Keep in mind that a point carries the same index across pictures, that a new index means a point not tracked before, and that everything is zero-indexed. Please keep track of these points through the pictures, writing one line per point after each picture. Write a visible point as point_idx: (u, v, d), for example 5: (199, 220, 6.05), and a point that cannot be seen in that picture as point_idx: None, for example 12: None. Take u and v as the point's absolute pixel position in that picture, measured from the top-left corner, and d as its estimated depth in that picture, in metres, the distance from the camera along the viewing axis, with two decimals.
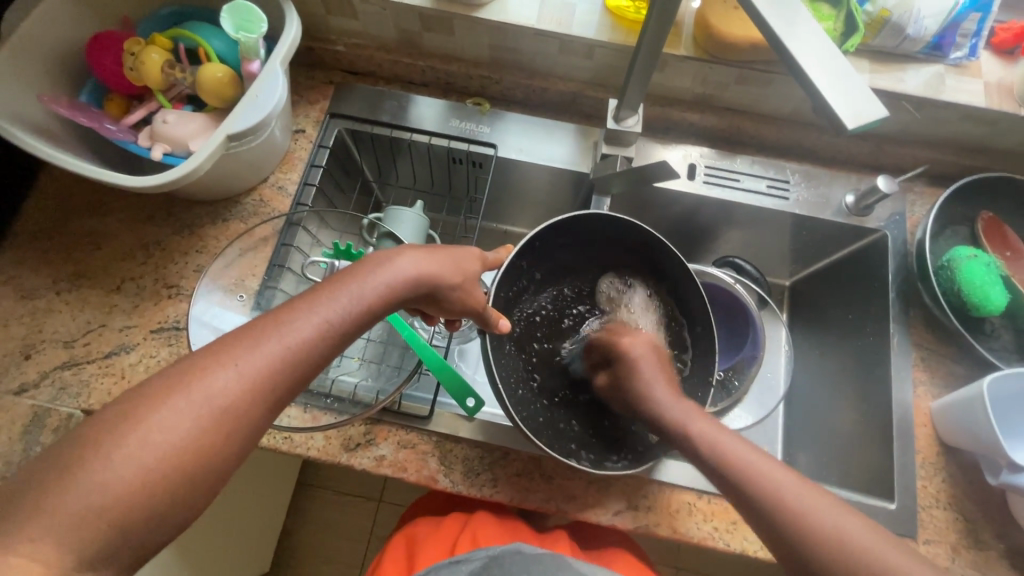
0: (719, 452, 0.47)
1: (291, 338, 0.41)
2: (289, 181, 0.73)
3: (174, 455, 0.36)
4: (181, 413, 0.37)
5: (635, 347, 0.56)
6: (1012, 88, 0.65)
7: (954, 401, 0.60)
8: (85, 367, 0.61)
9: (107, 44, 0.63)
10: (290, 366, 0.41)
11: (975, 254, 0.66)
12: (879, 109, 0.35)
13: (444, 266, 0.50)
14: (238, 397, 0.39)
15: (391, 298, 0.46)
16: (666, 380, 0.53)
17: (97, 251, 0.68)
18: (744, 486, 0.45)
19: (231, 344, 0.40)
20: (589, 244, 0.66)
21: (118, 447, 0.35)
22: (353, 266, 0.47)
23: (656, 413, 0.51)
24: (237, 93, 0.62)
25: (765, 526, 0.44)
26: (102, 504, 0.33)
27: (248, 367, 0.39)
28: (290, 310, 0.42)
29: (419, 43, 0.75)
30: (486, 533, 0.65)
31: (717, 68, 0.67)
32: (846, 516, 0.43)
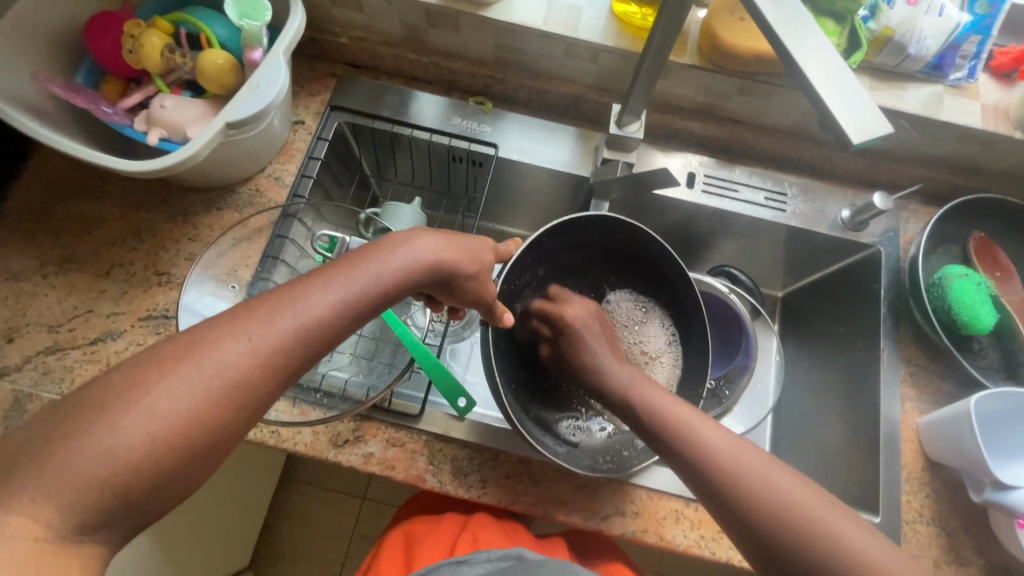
0: (657, 412, 0.50)
1: (304, 315, 0.40)
2: (286, 172, 0.72)
3: (172, 430, 0.35)
4: (191, 382, 0.36)
5: (579, 317, 0.58)
6: (1008, 111, 0.66)
7: (940, 417, 0.61)
8: (70, 352, 0.60)
9: (106, 24, 0.62)
10: (301, 343, 0.40)
11: (966, 273, 0.66)
12: (884, 125, 0.35)
13: (459, 252, 0.50)
14: (248, 372, 0.38)
15: (406, 282, 0.46)
16: (607, 347, 0.57)
17: (86, 235, 0.66)
18: (683, 447, 0.48)
19: (245, 315, 0.39)
20: (592, 244, 0.66)
21: (124, 415, 0.34)
22: (371, 246, 0.46)
23: (601, 380, 0.53)
24: (238, 81, 0.61)
25: (694, 478, 0.47)
26: (86, 489, 0.32)
27: (260, 342, 0.39)
28: (307, 285, 0.42)
29: (424, 40, 0.75)
30: (486, 533, 0.65)
31: (720, 78, 0.67)
32: (786, 474, 0.46)
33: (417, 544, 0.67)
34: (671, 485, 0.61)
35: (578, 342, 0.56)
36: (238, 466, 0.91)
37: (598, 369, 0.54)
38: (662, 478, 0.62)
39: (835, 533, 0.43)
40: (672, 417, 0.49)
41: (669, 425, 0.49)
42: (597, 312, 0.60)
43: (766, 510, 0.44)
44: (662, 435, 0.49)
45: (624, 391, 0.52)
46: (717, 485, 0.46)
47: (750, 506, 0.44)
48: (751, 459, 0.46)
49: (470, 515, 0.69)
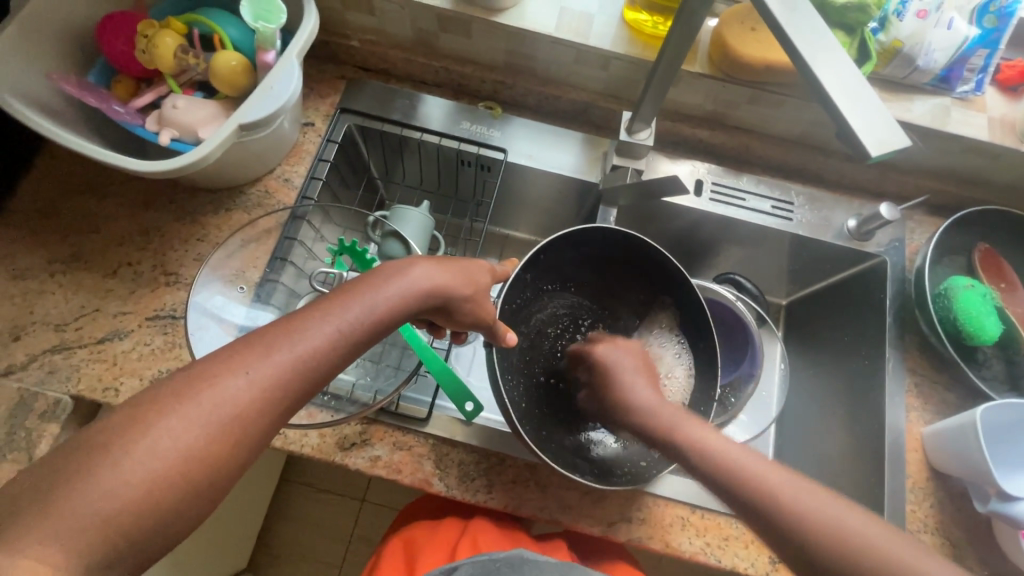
0: (709, 454, 0.48)
1: (302, 348, 0.40)
2: (296, 173, 0.72)
3: (177, 454, 0.35)
4: (189, 421, 0.36)
5: (611, 355, 0.60)
6: (1015, 124, 0.67)
7: (946, 428, 0.61)
8: (76, 352, 0.60)
9: (119, 24, 0.62)
10: (300, 374, 0.40)
11: (972, 284, 0.67)
12: (901, 138, 0.35)
13: (455, 277, 0.50)
14: (248, 406, 0.38)
15: (401, 309, 0.46)
16: (646, 382, 0.56)
17: (94, 234, 0.66)
18: (742, 493, 0.46)
19: (243, 350, 0.39)
20: (595, 257, 0.67)
21: (125, 453, 0.34)
22: (364, 277, 0.46)
23: (636, 422, 0.53)
24: (251, 83, 0.61)
25: (758, 522, 0.46)
26: (101, 498, 0.32)
27: (259, 376, 0.38)
28: (302, 318, 0.42)
29: (435, 44, 0.75)
30: (485, 536, 0.65)
31: (730, 87, 0.68)
32: (848, 510, 0.45)
33: (418, 550, 0.67)
34: (679, 492, 0.61)
35: (608, 374, 0.58)
36: None
37: (632, 405, 0.54)
38: (669, 485, 0.62)
39: (866, 536, 0.43)
40: (722, 458, 0.48)
41: (729, 470, 0.47)
42: (639, 354, 0.61)
43: (837, 553, 0.43)
44: (682, 454, 0.49)
45: (666, 431, 0.51)
46: (754, 502, 0.46)
47: (786, 521, 0.45)
48: (777, 474, 0.47)
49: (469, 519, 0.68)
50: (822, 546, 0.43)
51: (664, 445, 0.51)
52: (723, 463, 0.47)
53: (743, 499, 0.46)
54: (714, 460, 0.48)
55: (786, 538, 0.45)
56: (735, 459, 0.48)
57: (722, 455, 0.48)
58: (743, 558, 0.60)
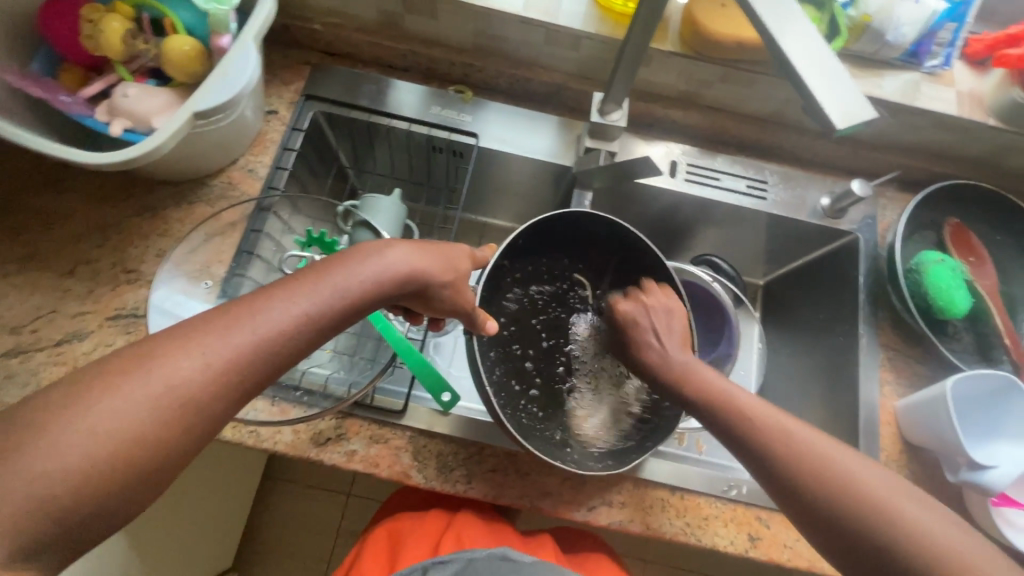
0: (725, 401, 0.50)
1: (264, 330, 0.39)
2: (260, 164, 0.70)
3: (125, 450, 0.34)
4: (140, 399, 0.34)
5: (629, 309, 0.58)
6: (982, 98, 0.67)
7: (917, 401, 0.62)
8: (34, 355, 0.58)
9: (63, 10, 0.59)
10: (259, 360, 0.39)
11: (942, 259, 0.67)
12: (867, 111, 0.35)
13: (436, 261, 0.49)
14: (203, 390, 0.36)
15: (376, 295, 0.45)
16: (674, 338, 0.55)
17: (49, 232, 0.63)
18: (738, 428, 0.48)
19: (202, 327, 0.38)
20: (572, 242, 0.67)
21: (68, 438, 0.32)
22: (336, 256, 0.45)
23: (660, 366, 0.54)
24: (206, 69, 0.59)
25: (752, 457, 0.48)
26: (45, 502, 0.31)
27: (215, 358, 0.37)
28: (266, 298, 0.40)
29: (401, 26, 0.72)
30: (470, 534, 0.64)
31: (702, 66, 0.67)
32: (853, 458, 0.46)
33: (404, 540, 0.66)
34: (659, 475, 0.62)
35: (631, 332, 0.57)
36: (217, 467, 0.89)
37: (654, 362, 0.54)
38: (651, 468, 0.62)
39: (878, 499, 0.44)
40: (736, 407, 0.49)
41: (737, 413, 0.49)
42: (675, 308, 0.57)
43: (831, 498, 0.44)
44: (745, 435, 0.48)
45: (686, 377, 0.52)
46: (729, 428, 0.49)
47: (827, 505, 0.44)
48: (822, 451, 0.46)
49: (455, 512, 0.68)
50: (814, 484, 0.45)
51: (707, 415, 0.50)
52: (794, 450, 0.46)
53: (781, 474, 0.46)
54: (758, 430, 0.47)
55: (817, 516, 0.45)
56: (788, 439, 0.47)
57: (778, 435, 0.47)
58: (723, 537, 0.60)
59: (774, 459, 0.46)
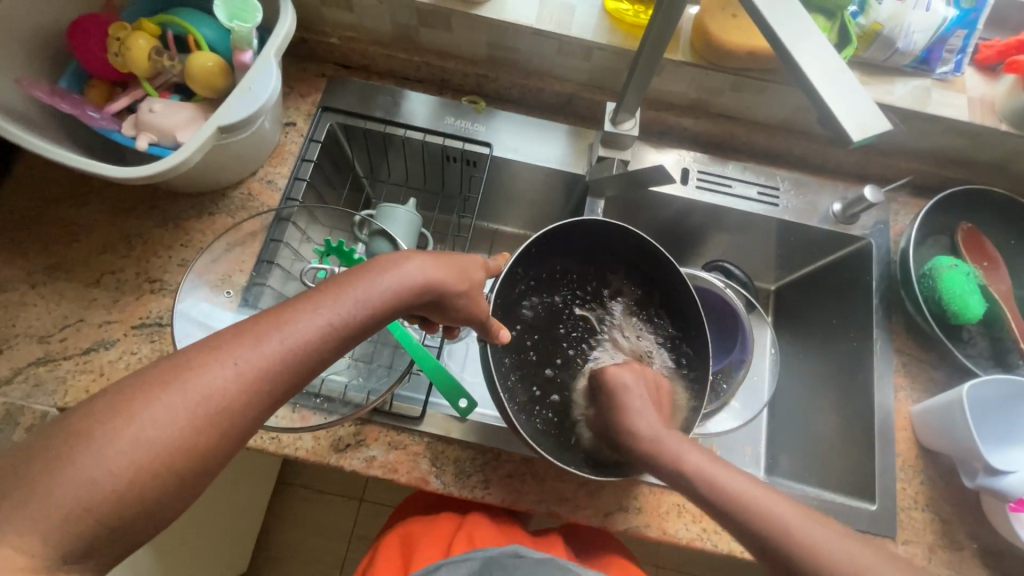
0: (679, 464, 0.48)
1: (292, 341, 0.40)
2: (279, 175, 0.71)
3: (162, 455, 0.35)
4: (176, 406, 0.35)
5: (623, 374, 0.56)
6: (993, 104, 0.68)
7: (933, 406, 0.62)
8: (62, 363, 0.59)
9: (91, 27, 0.60)
10: (288, 368, 0.40)
11: (955, 264, 0.68)
12: (883, 123, 0.35)
13: (451, 271, 0.50)
14: (235, 397, 0.37)
15: (395, 303, 0.45)
16: (651, 410, 0.53)
17: (75, 243, 0.65)
18: (696, 486, 0.47)
19: (232, 338, 0.39)
20: (588, 250, 0.68)
21: (108, 442, 0.33)
22: (355, 271, 0.45)
23: (637, 437, 0.51)
24: (228, 84, 0.60)
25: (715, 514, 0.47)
26: (86, 505, 0.32)
27: (246, 367, 0.38)
28: (293, 309, 0.41)
29: (416, 39, 0.74)
30: (481, 534, 0.65)
31: (713, 74, 0.68)
32: (816, 525, 0.44)
33: (418, 543, 0.67)
34: None
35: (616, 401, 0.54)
36: (234, 472, 0.90)
37: (632, 432, 0.51)
38: None
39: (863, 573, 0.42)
40: (690, 467, 0.48)
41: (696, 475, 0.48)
42: (654, 381, 0.57)
43: (800, 562, 0.43)
44: (708, 499, 0.47)
45: (658, 443, 0.50)
46: (684, 479, 0.48)
47: (791, 558, 0.43)
48: (781, 510, 0.45)
49: (467, 514, 0.69)
50: (778, 543, 0.44)
51: (671, 477, 0.49)
52: (744, 504, 0.45)
53: (744, 530, 0.45)
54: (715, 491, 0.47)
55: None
56: (746, 502, 0.46)
57: (723, 488, 0.47)
58: (739, 542, 0.61)
59: (735, 518, 0.46)
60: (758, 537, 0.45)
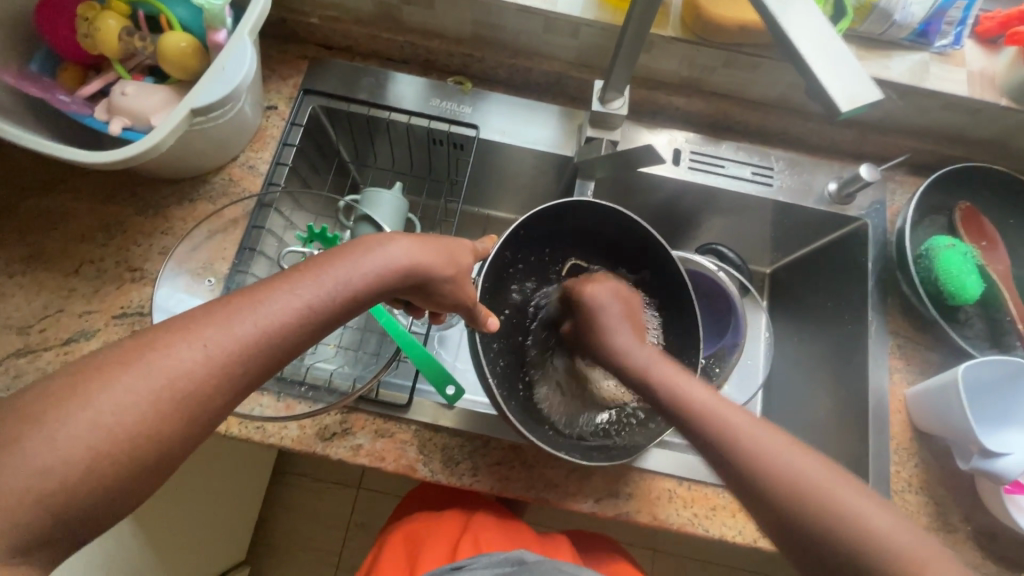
0: (689, 402, 0.47)
1: (262, 323, 0.39)
2: (261, 160, 0.70)
3: (128, 447, 0.34)
4: (144, 395, 0.34)
5: (598, 293, 0.57)
6: (993, 78, 0.66)
7: (928, 388, 0.61)
8: (41, 354, 0.58)
9: (60, 8, 0.59)
10: (260, 352, 0.39)
11: (953, 243, 0.66)
12: (874, 92, 0.34)
13: (439, 255, 0.48)
14: (202, 383, 0.36)
15: (379, 285, 0.44)
16: (631, 329, 0.55)
17: (53, 232, 0.64)
18: (703, 424, 0.46)
19: (201, 320, 0.38)
20: (579, 234, 0.66)
21: (71, 431, 0.32)
22: (342, 246, 0.44)
23: (625, 363, 0.52)
24: (203, 65, 0.58)
25: (724, 469, 0.44)
26: (49, 496, 0.31)
27: (215, 350, 0.37)
28: (267, 288, 0.40)
29: (398, 18, 0.72)
30: (487, 536, 0.65)
31: (704, 51, 0.66)
32: (832, 476, 0.42)
33: (423, 544, 0.66)
34: (663, 465, 0.61)
35: (597, 315, 0.57)
36: (227, 462, 0.90)
37: (619, 350, 0.53)
38: (655, 458, 0.62)
39: (868, 532, 0.39)
40: (698, 403, 0.47)
41: (705, 416, 0.46)
42: (620, 292, 0.59)
43: (797, 510, 0.41)
44: (693, 424, 0.46)
45: (658, 378, 0.49)
46: (692, 423, 0.46)
47: (778, 494, 0.42)
48: (771, 440, 0.44)
49: (471, 514, 0.69)
50: (781, 494, 0.42)
51: (674, 416, 0.47)
52: (752, 449, 0.43)
53: (731, 462, 0.44)
54: (706, 417, 0.45)
55: (786, 529, 0.41)
56: (735, 428, 0.44)
57: (738, 436, 0.44)
58: (730, 527, 0.60)
59: (720, 444, 0.44)
60: (758, 485, 0.42)
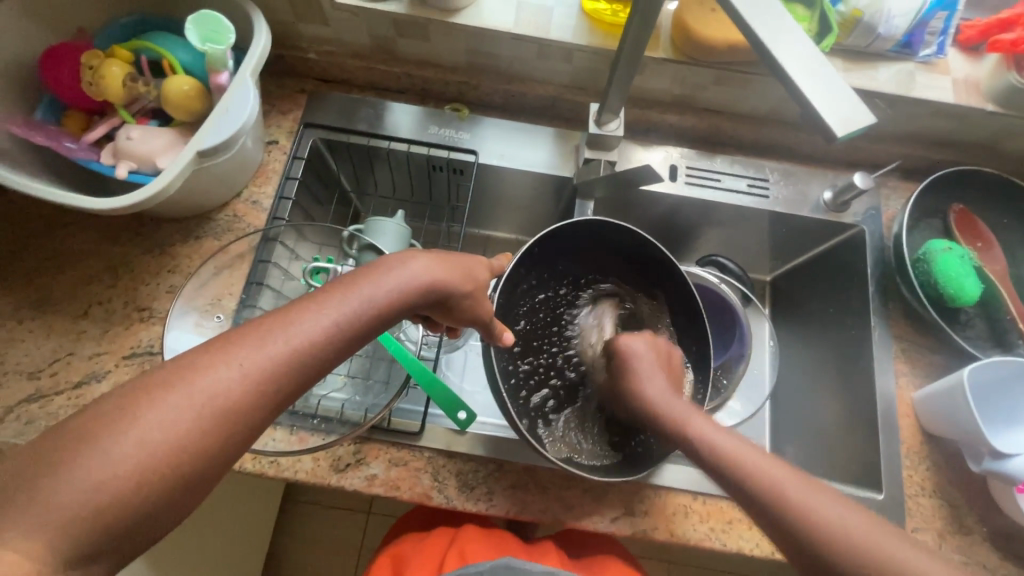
0: (707, 445, 0.47)
1: (293, 355, 0.39)
2: (264, 195, 0.70)
3: (168, 456, 0.34)
4: (177, 419, 0.35)
5: (634, 343, 0.56)
6: (979, 84, 0.67)
7: (935, 392, 0.62)
8: (53, 399, 0.58)
9: (63, 56, 0.59)
10: (294, 368, 0.39)
11: (949, 247, 0.67)
12: (866, 115, 0.35)
13: (456, 274, 0.49)
14: (235, 408, 0.36)
15: (403, 303, 0.45)
16: (664, 379, 0.54)
17: (62, 275, 0.64)
18: (742, 482, 0.45)
19: (235, 339, 0.38)
20: (595, 250, 0.66)
21: (113, 444, 0.33)
22: (361, 269, 0.45)
23: (649, 408, 0.52)
24: (206, 107, 0.60)
25: (766, 520, 0.44)
26: (96, 512, 0.32)
27: (251, 367, 0.37)
28: (297, 309, 0.41)
29: (394, 50, 0.73)
30: (472, 547, 0.64)
31: (696, 70, 0.67)
32: (845, 509, 0.43)
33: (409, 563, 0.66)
34: (678, 480, 0.62)
35: (628, 367, 0.55)
36: (237, 495, 0.89)
37: (651, 400, 0.52)
38: (672, 475, 0.62)
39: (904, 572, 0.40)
40: (729, 452, 0.46)
41: (722, 461, 0.46)
42: (664, 348, 0.57)
43: (849, 563, 0.41)
44: (747, 492, 0.45)
45: (679, 423, 0.49)
46: (722, 472, 0.46)
47: (819, 541, 0.41)
48: (820, 498, 0.43)
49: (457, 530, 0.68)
50: (817, 539, 0.42)
51: (713, 469, 0.46)
52: (776, 490, 0.44)
53: (790, 532, 0.43)
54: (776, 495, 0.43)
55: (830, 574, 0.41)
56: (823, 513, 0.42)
57: (759, 476, 0.44)
58: (748, 540, 0.60)
59: (824, 564, 0.41)
60: (798, 539, 0.42)
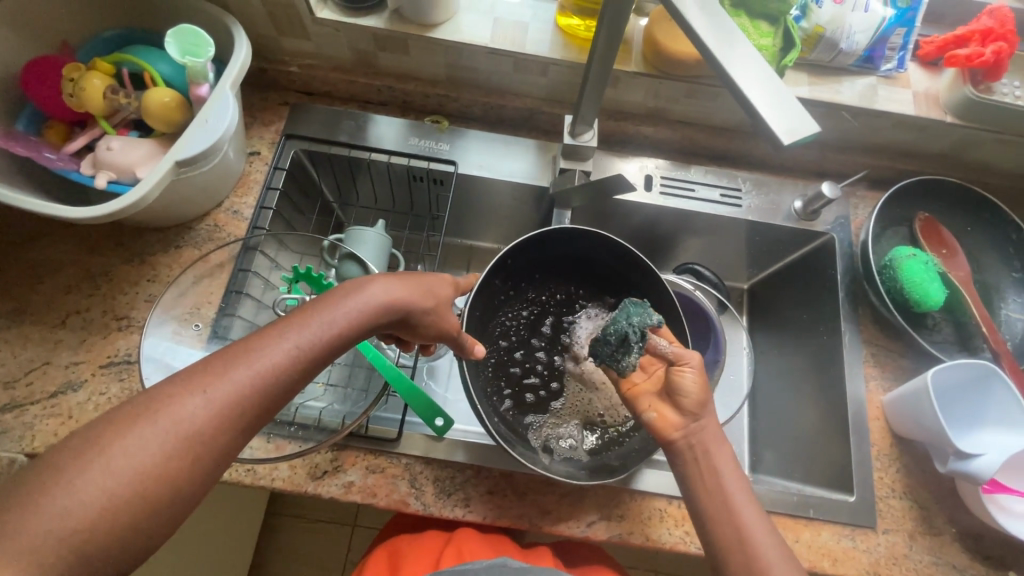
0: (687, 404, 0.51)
1: (258, 383, 0.39)
2: (245, 205, 0.71)
3: (132, 480, 0.34)
4: (143, 453, 0.35)
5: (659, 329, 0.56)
6: (938, 97, 0.70)
7: (903, 395, 0.63)
8: (28, 409, 0.58)
9: (45, 68, 0.60)
10: (260, 394, 0.40)
11: (914, 254, 0.69)
12: (811, 125, 0.36)
13: (416, 292, 0.49)
14: (202, 439, 0.37)
15: (364, 324, 0.45)
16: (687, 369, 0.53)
17: (40, 285, 0.64)
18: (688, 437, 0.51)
19: (201, 371, 0.38)
20: (575, 257, 0.68)
21: (78, 477, 0.33)
22: (322, 295, 0.45)
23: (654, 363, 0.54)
24: (186, 118, 0.61)
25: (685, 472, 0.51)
26: (61, 536, 0.32)
27: (215, 395, 0.38)
28: (260, 337, 0.41)
29: (375, 63, 0.75)
30: (470, 544, 0.64)
31: (668, 83, 0.69)
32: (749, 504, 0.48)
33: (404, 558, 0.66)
34: (653, 485, 0.62)
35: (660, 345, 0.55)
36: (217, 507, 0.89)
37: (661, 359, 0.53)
38: (648, 479, 0.62)
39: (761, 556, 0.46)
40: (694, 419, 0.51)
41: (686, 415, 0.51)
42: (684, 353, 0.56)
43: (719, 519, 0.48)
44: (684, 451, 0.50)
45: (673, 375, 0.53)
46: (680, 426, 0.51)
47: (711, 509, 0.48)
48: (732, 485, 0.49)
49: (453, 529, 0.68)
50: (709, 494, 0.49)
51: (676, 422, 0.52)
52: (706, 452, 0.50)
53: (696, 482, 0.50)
54: (708, 488, 0.49)
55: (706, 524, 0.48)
56: (736, 507, 0.48)
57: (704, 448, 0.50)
58: None
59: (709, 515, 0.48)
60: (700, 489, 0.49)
